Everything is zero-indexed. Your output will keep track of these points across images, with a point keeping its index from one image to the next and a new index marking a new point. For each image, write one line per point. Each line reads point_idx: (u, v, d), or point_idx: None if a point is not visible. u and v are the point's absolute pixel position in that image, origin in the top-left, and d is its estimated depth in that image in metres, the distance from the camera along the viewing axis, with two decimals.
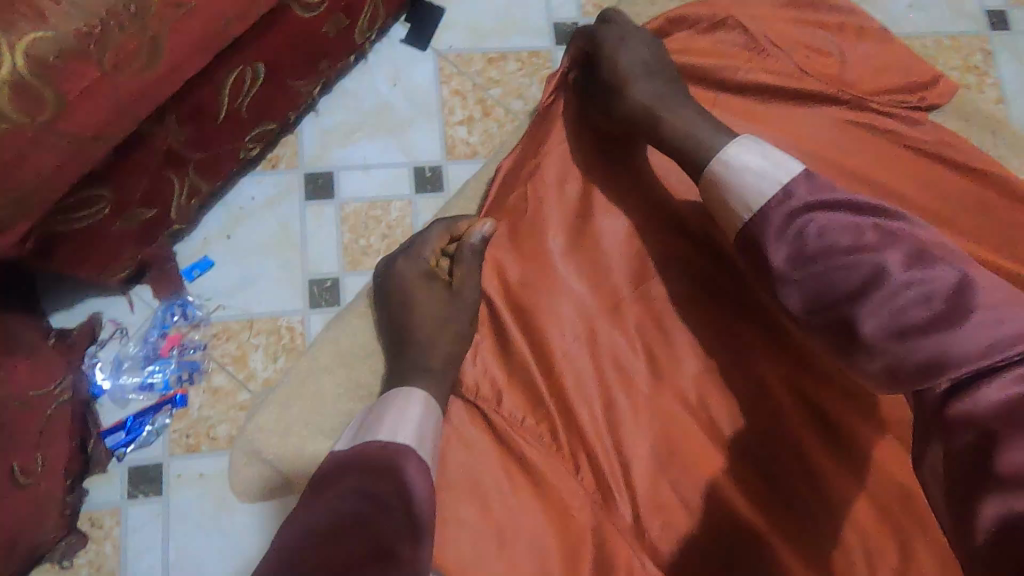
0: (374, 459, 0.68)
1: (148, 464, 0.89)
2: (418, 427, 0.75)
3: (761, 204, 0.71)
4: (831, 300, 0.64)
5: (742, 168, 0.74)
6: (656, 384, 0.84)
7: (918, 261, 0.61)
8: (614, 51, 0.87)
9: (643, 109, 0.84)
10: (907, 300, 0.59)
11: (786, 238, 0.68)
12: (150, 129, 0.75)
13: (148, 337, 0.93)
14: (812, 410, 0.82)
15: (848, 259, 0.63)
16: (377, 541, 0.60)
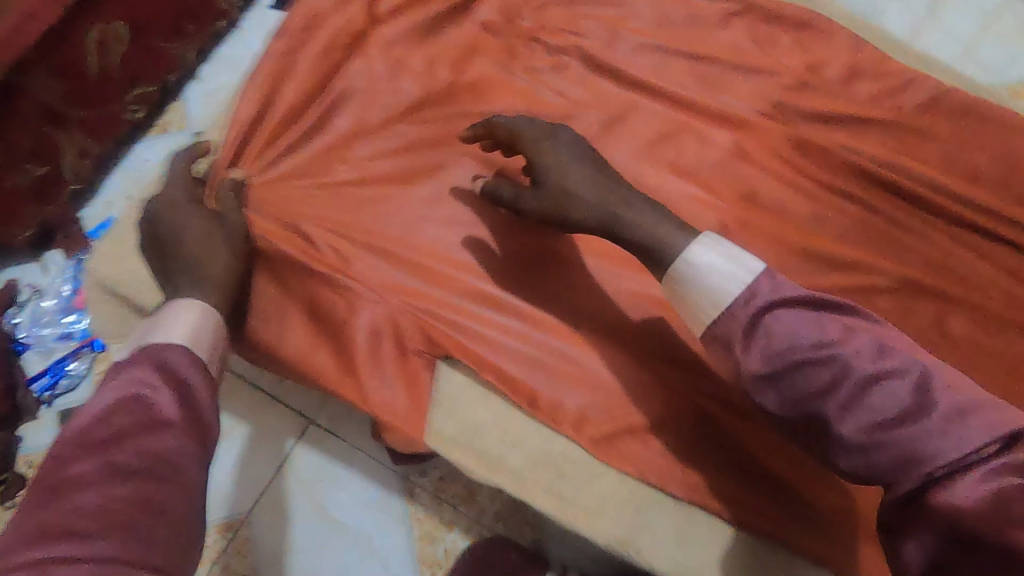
0: (130, 367, 0.45)
1: (76, 406, 0.98)
2: (194, 326, 0.50)
3: (727, 300, 0.45)
4: (798, 402, 0.43)
5: (711, 271, 0.47)
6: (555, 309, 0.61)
7: (889, 354, 0.41)
8: (546, 135, 0.56)
9: (592, 211, 0.52)
10: (881, 398, 0.40)
11: (756, 335, 0.44)
12: (18, 83, 0.83)
13: (62, 292, 1.03)
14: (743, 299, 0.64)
15: (817, 354, 0.42)
16: (153, 448, 0.41)
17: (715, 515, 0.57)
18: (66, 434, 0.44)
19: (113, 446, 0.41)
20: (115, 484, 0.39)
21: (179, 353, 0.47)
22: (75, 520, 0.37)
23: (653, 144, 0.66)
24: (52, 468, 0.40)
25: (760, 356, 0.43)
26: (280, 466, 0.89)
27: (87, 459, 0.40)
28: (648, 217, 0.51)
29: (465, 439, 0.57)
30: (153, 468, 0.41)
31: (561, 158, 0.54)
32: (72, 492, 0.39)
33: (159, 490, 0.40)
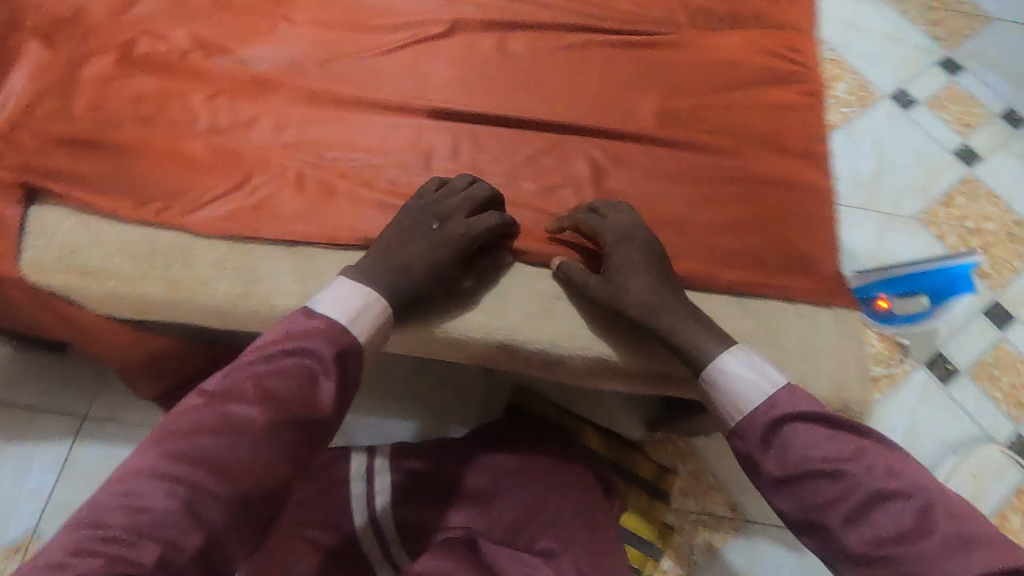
0: (315, 343, 0.53)
1: None
2: (365, 305, 0.56)
3: (750, 406, 0.55)
4: (808, 503, 0.51)
5: (736, 377, 0.56)
6: (179, 132, 0.65)
7: (897, 476, 0.50)
8: (624, 239, 0.61)
9: (635, 299, 0.59)
10: (883, 517, 0.49)
11: (773, 446, 0.53)
12: None
13: None
14: (364, 73, 0.69)
15: (827, 467, 0.51)
16: (304, 422, 0.51)
17: (327, 245, 0.61)
18: (257, 353, 0.53)
19: (276, 411, 0.50)
20: (255, 443, 0.49)
21: (354, 352, 0.55)
22: (225, 454, 0.48)
23: None
24: (231, 392, 0.51)
25: (777, 463, 0.53)
26: (57, 473, 0.96)
27: (254, 405, 0.50)
28: (676, 326, 0.59)
29: (66, 262, 0.59)
30: (285, 442, 0.50)
31: (631, 263, 0.60)
32: (232, 432, 0.49)
33: (279, 461, 0.50)
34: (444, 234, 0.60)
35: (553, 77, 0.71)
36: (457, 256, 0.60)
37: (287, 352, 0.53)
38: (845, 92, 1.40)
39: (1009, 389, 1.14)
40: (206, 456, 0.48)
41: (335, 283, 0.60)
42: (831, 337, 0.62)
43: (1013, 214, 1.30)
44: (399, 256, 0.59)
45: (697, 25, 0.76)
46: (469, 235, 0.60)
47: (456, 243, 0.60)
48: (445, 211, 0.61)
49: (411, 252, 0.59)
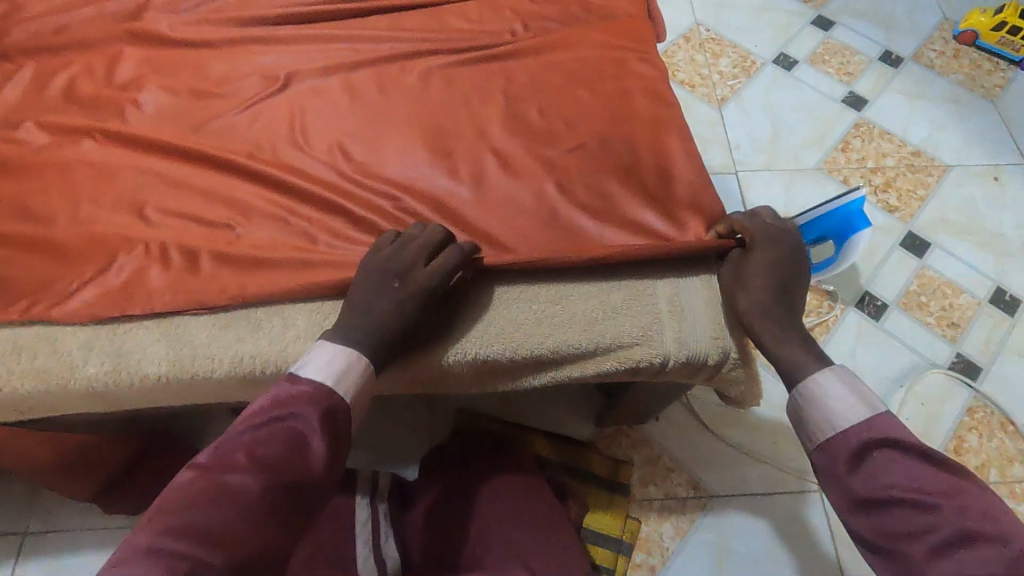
0: (303, 406, 0.52)
1: None
2: (348, 364, 0.56)
3: (845, 424, 0.52)
4: (887, 532, 0.47)
5: (833, 398, 0.53)
6: (42, 227, 0.66)
7: (996, 520, 0.45)
8: (769, 244, 0.62)
9: (755, 310, 0.59)
10: (969, 559, 0.43)
11: (862, 466, 0.50)
12: None
13: None
14: (219, 135, 0.71)
15: (915, 498, 0.47)
16: (298, 480, 0.49)
17: (200, 312, 0.61)
18: (243, 425, 0.52)
19: (270, 474, 0.48)
20: (249, 509, 0.46)
21: (343, 410, 0.54)
22: (221, 526, 0.45)
23: (59, 77, 0.75)
24: (221, 461, 0.49)
25: (863, 484, 0.49)
26: None
27: (247, 471, 0.48)
28: (784, 339, 0.58)
29: None
30: (283, 506, 0.48)
31: (619, 293, 0.64)
32: (226, 501, 0.46)
33: (275, 528, 0.47)
34: (408, 292, 0.59)
35: (403, 100, 0.74)
36: (426, 307, 0.60)
37: (276, 418, 0.51)
38: (729, 65, 1.45)
39: (940, 313, 1.16)
40: (201, 526, 0.45)
41: (208, 341, 0.60)
42: (699, 294, 0.64)
43: (909, 147, 1.34)
44: (368, 315, 0.58)
45: (535, 30, 0.81)
46: (433, 284, 0.59)
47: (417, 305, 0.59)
48: (403, 266, 0.60)
49: (383, 308, 0.58)
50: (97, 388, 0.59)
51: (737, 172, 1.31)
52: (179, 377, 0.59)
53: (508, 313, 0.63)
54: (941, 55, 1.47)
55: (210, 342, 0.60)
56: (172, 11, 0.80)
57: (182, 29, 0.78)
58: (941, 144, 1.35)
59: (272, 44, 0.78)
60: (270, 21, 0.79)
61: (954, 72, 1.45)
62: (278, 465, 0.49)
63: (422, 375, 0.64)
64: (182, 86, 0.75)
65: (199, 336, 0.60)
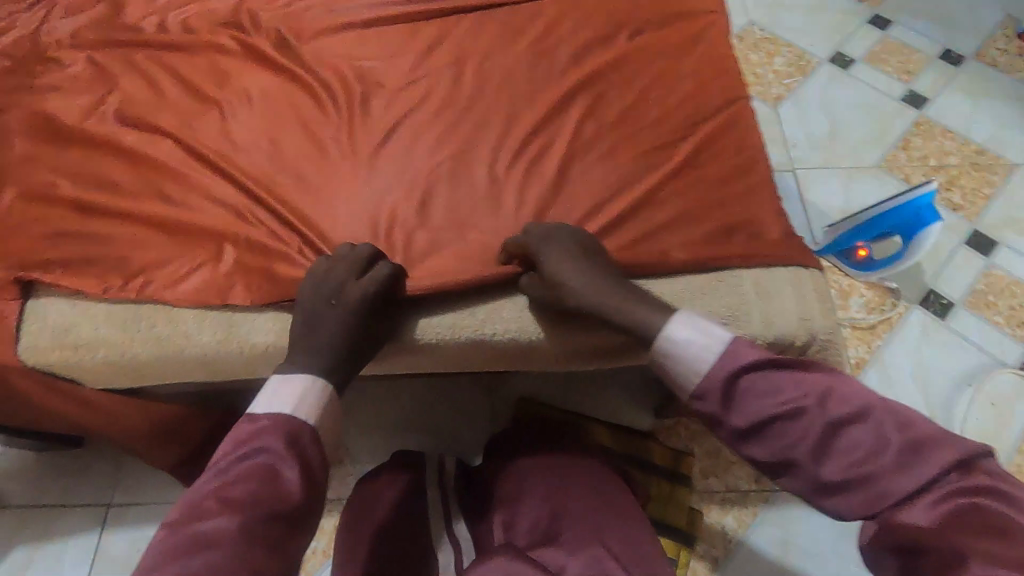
0: (265, 439, 0.50)
1: None
2: (307, 389, 0.55)
3: (705, 365, 0.52)
4: (777, 447, 0.49)
5: (688, 343, 0.54)
6: (157, 207, 0.70)
7: (843, 400, 0.48)
8: (543, 242, 0.63)
9: (581, 298, 0.60)
10: (845, 442, 0.47)
11: (735, 401, 0.51)
12: None
13: None
14: (317, 129, 0.76)
15: (787, 411, 0.49)
16: (276, 507, 0.47)
17: None
18: (208, 473, 0.49)
19: (246, 510, 0.46)
20: (231, 548, 0.44)
21: (306, 431, 0.53)
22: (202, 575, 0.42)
23: (170, 70, 0.80)
24: (191, 510, 0.46)
25: (740, 416, 0.50)
26: (90, 562, 0.98)
27: (220, 516, 0.45)
28: (626, 308, 0.58)
29: (62, 340, 0.63)
30: (267, 535, 0.46)
31: (559, 260, 0.62)
32: (207, 547, 0.44)
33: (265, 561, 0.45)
34: (344, 307, 0.60)
35: (488, 96, 0.78)
36: (364, 321, 0.61)
37: (241, 456, 0.50)
38: (784, 64, 1.45)
39: (1009, 312, 1.13)
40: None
41: None
42: (787, 284, 0.64)
43: (972, 144, 1.32)
44: (315, 338, 0.59)
45: (613, 21, 0.82)
46: (368, 292, 0.61)
47: (351, 315, 0.60)
48: (334, 287, 0.61)
49: (320, 329, 0.59)
50: (212, 358, 0.64)
51: (795, 170, 1.30)
52: (283, 348, 0.63)
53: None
54: (1005, 53, 1.45)
55: None
56: (267, 10, 0.85)
57: (279, 29, 0.83)
58: (1006, 142, 1.33)
59: (362, 42, 0.82)
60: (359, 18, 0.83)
61: (1018, 69, 1.42)
62: (254, 500, 0.47)
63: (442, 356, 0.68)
64: (280, 81, 0.79)
65: None
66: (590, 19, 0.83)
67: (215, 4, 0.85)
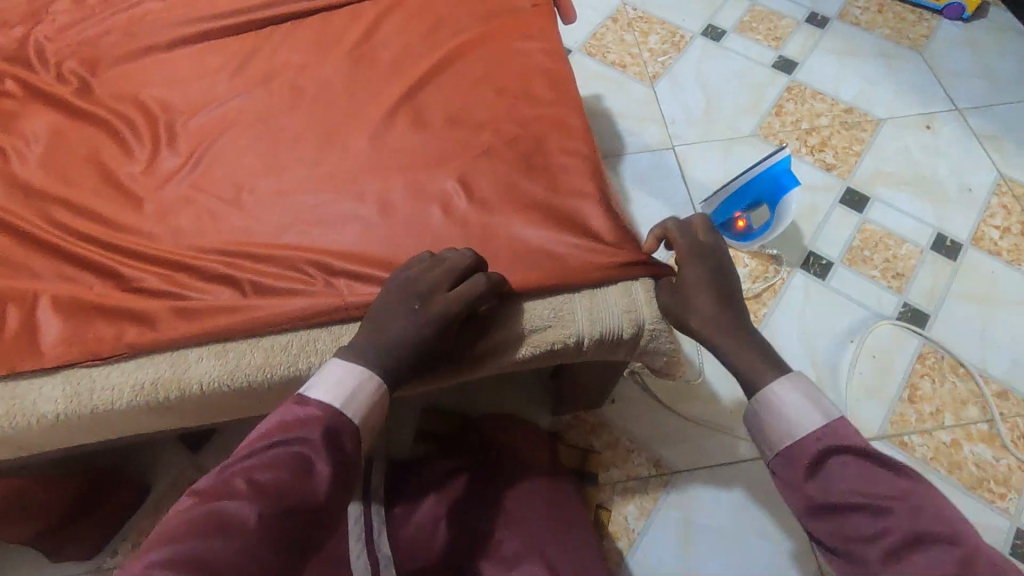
0: (306, 430, 0.50)
1: None
2: (357, 385, 0.55)
3: (802, 432, 0.54)
4: (847, 538, 0.48)
5: (790, 407, 0.56)
6: None
7: (946, 522, 0.46)
8: (703, 259, 0.64)
9: (699, 326, 0.62)
10: (925, 560, 0.45)
11: (818, 476, 0.52)
12: None
13: None
14: (112, 164, 0.69)
15: (869, 502, 0.48)
16: (296, 506, 0.46)
17: (105, 360, 0.59)
18: (245, 452, 0.50)
19: (269, 502, 0.45)
20: (244, 538, 0.43)
21: (348, 431, 0.53)
22: (214, 556, 0.42)
23: None
24: (220, 488, 0.47)
25: (820, 490, 0.51)
26: None
27: (244, 499, 0.45)
28: (731, 343, 0.61)
29: None
30: (282, 537, 0.45)
31: (700, 284, 0.62)
32: (222, 527, 0.43)
33: (271, 560, 0.44)
34: (424, 314, 0.57)
35: (302, 112, 0.73)
36: (447, 330, 0.58)
37: (279, 442, 0.50)
38: (658, 42, 1.45)
39: (884, 265, 1.16)
40: (190, 557, 0.41)
41: (110, 385, 0.58)
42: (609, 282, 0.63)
43: (841, 104, 1.35)
44: (397, 343, 0.57)
45: (432, 19, 0.78)
46: (451, 309, 0.58)
47: (435, 319, 0.57)
48: (424, 290, 0.59)
49: (422, 334, 0.57)
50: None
51: (675, 147, 1.30)
52: (77, 415, 0.57)
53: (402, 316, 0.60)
54: (865, 11, 1.49)
55: (111, 384, 0.58)
56: (56, 40, 0.77)
57: (71, 62, 0.76)
58: (872, 98, 1.36)
59: (162, 67, 0.76)
60: (156, 41, 0.77)
61: (879, 27, 1.46)
62: (274, 496, 0.46)
63: (241, 401, 0.61)
64: (73, 119, 0.72)
65: (99, 378, 0.58)
66: (412, 19, 0.79)
67: None
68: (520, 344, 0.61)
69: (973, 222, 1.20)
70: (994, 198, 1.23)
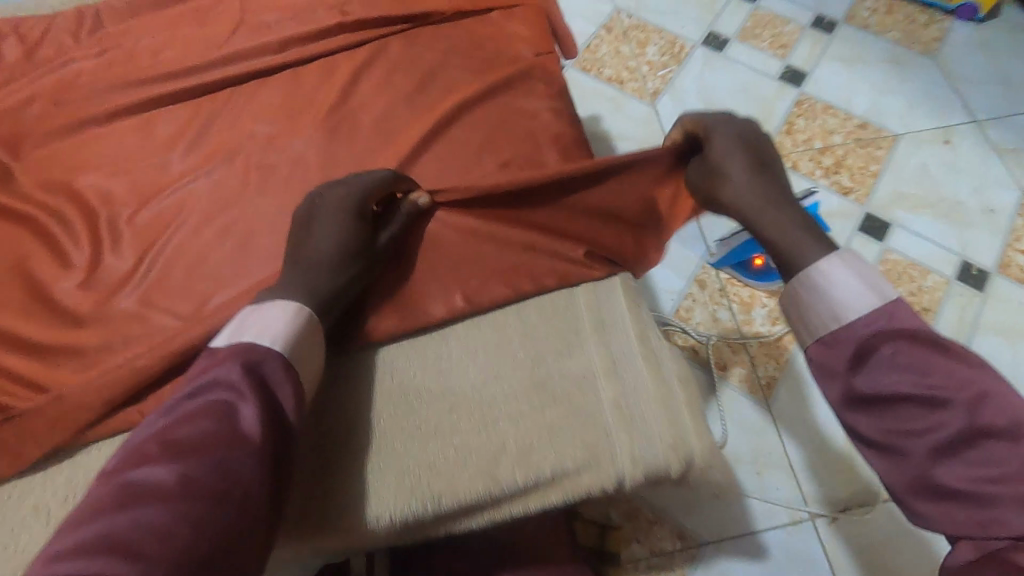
0: (219, 371, 0.43)
1: None
2: (276, 316, 0.47)
3: (852, 315, 0.43)
4: (892, 431, 0.41)
5: (838, 285, 0.44)
6: None
7: (1019, 413, 0.38)
8: (724, 125, 0.54)
9: (736, 199, 0.51)
10: (989, 455, 0.37)
11: (867, 364, 0.42)
12: None
13: None
14: (44, 275, 0.57)
15: (927, 394, 0.39)
16: (225, 458, 0.39)
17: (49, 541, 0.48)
18: (157, 414, 0.43)
19: (190, 458, 0.38)
20: (169, 501, 0.36)
21: (275, 360, 0.45)
22: (134, 530, 0.34)
23: None
24: (130, 459, 0.39)
25: (866, 381, 0.42)
26: None
27: (158, 462, 0.38)
28: (779, 214, 0.49)
29: None
30: (217, 490, 0.37)
31: (727, 154, 0.52)
32: (135, 495, 0.36)
33: (208, 523, 0.36)
34: (328, 205, 0.52)
35: (271, 197, 0.61)
36: (358, 223, 0.52)
37: (194, 396, 0.42)
38: (657, 53, 1.34)
39: (909, 299, 1.09)
40: (102, 536, 0.34)
41: None
42: (644, 380, 0.52)
43: (854, 119, 1.26)
44: (307, 246, 0.51)
45: (421, 76, 0.67)
46: (355, 194, 0.53)
47: (348, 208, 0.52)
48: (324, 187, 0.54)
49: (326, 233, 0.51)
50: None
51: None
52: None
53: (395, 463, 0.50)
54: (874, 13, 1.39)
55: None
56: None
57: None
58: (887, 110, 1.27)
59: (100, 146, 0.63)
60: (91, 112, 0.64)
61: (888, 30, 1.37)
62: (196, 449, 0.38)
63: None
64: None
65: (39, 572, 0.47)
66: (396, 74, 0.67)
67: None
68: (538, 491, 0.50)
69: (998, 247, 1.14)
70: (1018, 220, 1.16)
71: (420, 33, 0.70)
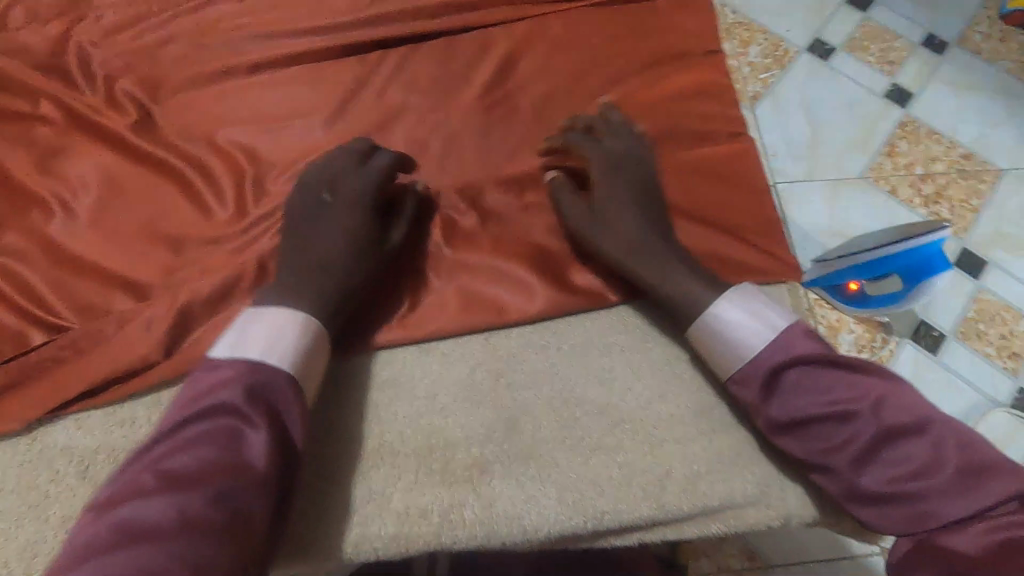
0: (220, 394, 0.41)
1: None
2: (283, 331, 0.44)
3: (752, 352, 0.46)
4: (817, 450, 0.44)
5: (734, 323, 0.47)
6: None
7: (906, 409, 0.42)
8: (610, 173, 0.53)
9: (626, 247, 0.51)
10: (897, 452, 0.42)
11: (779, 394, 0.45)
12: None
13: None
14: (184, 229, 0.54)
15: (834, 411, 0.43)
16: (224, 490, 0.37)
17: None
18: (151, 438, 0.41)
19: (189, 489, 0.37)
20: (167, 543, 0.35)
21: (282, 382, 0.43)
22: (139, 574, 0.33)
23: None
24: (123, 490, 0.37)
25: (781, 410, 0.45)
26: None
27: (154, 495, 0.37)
28: (675, 271, 0.50)
29: None
30: (223, 523, 0.36)
31: (615, 197, 0.52)
32: (138, 534, 0.35)
33: (210, 556, 0.35)
34: (339, 198, 0.51)
35: (423, 174, 0.58)
36: (370, 214, 0.51)
37: (193, 419, 0.40)
38: (760, 55, 1.29)
39: (1000, 342, 1.06)
40: None
41: None
42: None
43: (959, 148, 1.21)
44: (308, 247, 0.49)
45: (582, 61, 0.63)
46: (371, 184, 0.52)
47: (361, 200, 0.51)
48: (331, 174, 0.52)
49: (332, 229, 0.50)
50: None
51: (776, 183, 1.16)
52: None
53: (556, 475, 0.48)
54: (989, 38, 1.31)
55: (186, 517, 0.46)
56: (105, 46, 0.61)
57: (126, 80, 0.59)
58: (993, 143, 1.22)
59: (244, 99, 0.60)
60: (234, 60, 0.60)
61: (1001, 58, 1.29)
62: (193, 482, 0.37)
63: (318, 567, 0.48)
64: (130, 160, 0.56)
65: None
66: (556, 58, 0.63)
67: (25, 38, 0.60)
68: (702, 521, 0.47)
69: None
70: None
71: (582, 14, 0.65)
